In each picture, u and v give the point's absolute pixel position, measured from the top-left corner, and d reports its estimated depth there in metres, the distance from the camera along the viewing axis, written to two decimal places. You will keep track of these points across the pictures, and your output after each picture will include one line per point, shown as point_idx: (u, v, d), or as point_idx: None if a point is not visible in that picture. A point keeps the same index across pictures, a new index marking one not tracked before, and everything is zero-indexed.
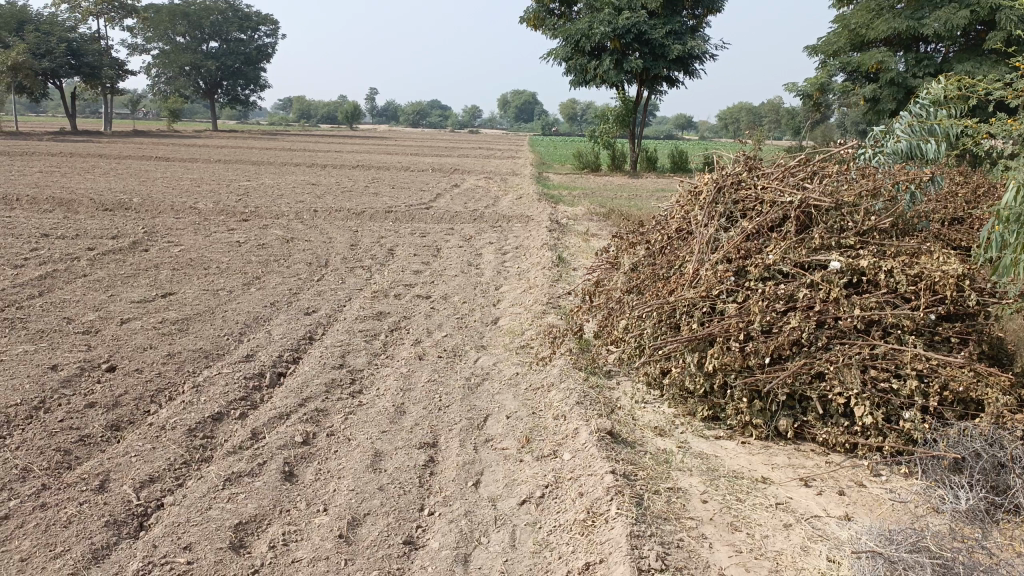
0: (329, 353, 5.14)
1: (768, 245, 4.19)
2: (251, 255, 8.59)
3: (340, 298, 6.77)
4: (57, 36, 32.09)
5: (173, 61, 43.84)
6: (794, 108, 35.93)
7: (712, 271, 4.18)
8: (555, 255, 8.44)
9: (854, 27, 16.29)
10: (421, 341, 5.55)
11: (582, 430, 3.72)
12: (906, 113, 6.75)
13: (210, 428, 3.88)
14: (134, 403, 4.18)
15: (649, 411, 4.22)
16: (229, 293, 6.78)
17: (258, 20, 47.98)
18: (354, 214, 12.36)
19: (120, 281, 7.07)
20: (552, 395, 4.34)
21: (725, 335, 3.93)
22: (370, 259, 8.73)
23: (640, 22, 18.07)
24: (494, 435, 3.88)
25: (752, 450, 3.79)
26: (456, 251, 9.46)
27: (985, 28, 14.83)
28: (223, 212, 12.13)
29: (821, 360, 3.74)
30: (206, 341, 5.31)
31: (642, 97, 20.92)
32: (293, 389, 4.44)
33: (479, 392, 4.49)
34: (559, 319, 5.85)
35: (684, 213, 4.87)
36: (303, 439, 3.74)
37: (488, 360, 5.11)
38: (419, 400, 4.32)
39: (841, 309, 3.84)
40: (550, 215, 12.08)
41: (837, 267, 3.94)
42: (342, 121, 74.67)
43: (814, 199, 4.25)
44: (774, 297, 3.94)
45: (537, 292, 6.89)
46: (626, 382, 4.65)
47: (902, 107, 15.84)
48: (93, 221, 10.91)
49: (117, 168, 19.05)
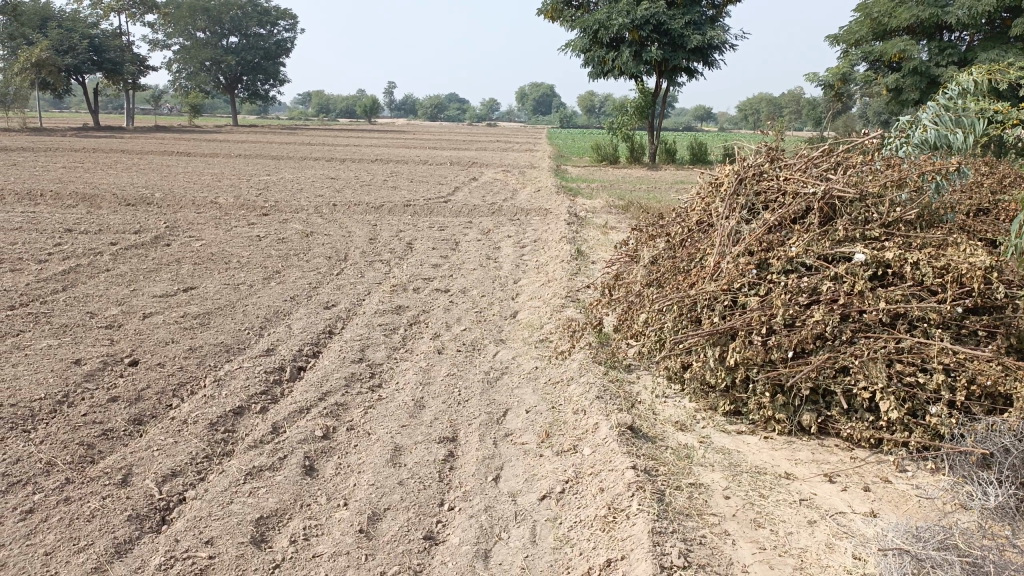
0: (349, 347, 5.15)
1: (791, 237, 4.13)
2: (271, 249, 8.63)
3: (359, 292, 6.78)
4: (80, 32, 32.42)
5: (193, 56, 44.15)
6: (815, 99, 35.54)
7: (734, 264, 4.13)
8: (574, 249, 8.40)
9: (877, 16, 16.05)
10: (440, 335, 5.55)
11: (602, 424, 3.69)
12: (931, 103, 6.63)
13: (231, 422, 3.89)
14: (156, 397, 4.21)
15: (670, 405, 4.18)
16: (249, 287, 6.81)
17: (278, 14, 48.16)
18: (373, 208, 12.39)
19: (142, 276, 7.13)
20: (572, 389, 4.31)
21: (747, 328, 3.89)
22: (389, 253, 8.74)
23: (659, 12, 17.92)
24: (514, 429, 3.86)
25: (775, 445, 3.75)
26: (475, 245, 9.46)
27: (1011, 15, 14.56)
28: (243, 206, 12.21)
29: (846, 354, 3.68)
30: (226, 335, 5.34)
31: (661, 88, 20.76)
32: (313, 383, 4.45)
33: (498, 386, 4.47)
34: (578, 313, 5.82)
35: (705, 205, 4.82)
36: (323, 433, 3.75)
37: (507, 354, 5.10)
38: (438, 394, 4.32)
39: (865, 302, 3.77)
40: (568, 208, 12.03)
41: (861, 259, 3.87)
42: (360, 115, 74.86)
43: (837, 190, 4.18)
44: (797, 290, 3.88)
45: (555, 285, 6.86)
46: (646, 376, 4.61)
47: (926, 97, 15.60)
48: (115, 216, 11.02)
49: (139, 163, 19.23)
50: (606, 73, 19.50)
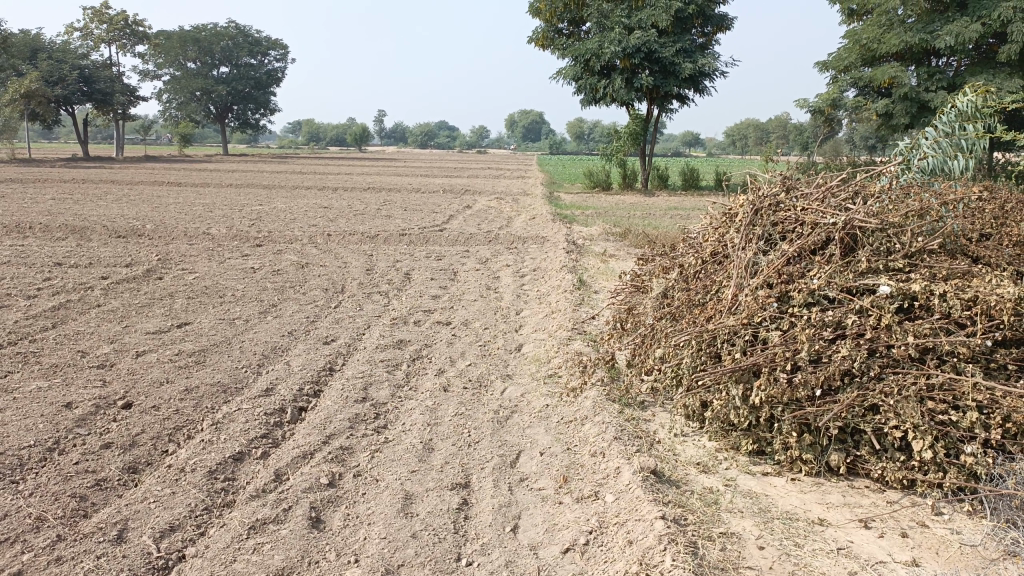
0: (352, 385, 4.97)
1: (811, 269, 4.02)
2: (266, 282, 8.46)
3: (359, 326, 6.61)
4: (70, 64, 32.49)
5: (183, 86, 44.23)
6: (803, 124, 35.90)
7: (753, 297, 4.00)
8: (576, 278, 8.27)
9: (865, 42, 16.13)
10: (444, 370, 5.38)
11: (624, 468, 3.53)
12: (933, 128, 6.58)
13: (231, 469, 3.70)
14: (152, 442, 4.01)
15: (690, 444, 4.02)
16: (246, 322, 6.63)
17: (268, 44, 48.38)
18: (368, 237, 12.26)
19: (135, 311, 6.94)
20: (587, 429, 4.14)
21: (771, 365, 3.75)
22: (387, 284, 8.58)
23: (650, 40, 18.00)
24: (529, 474, 3.68)
25: (803, 488, 3.59)
26: (474, 274, 9.32)
27: (997, 41, 14.71)
28: (236, 237, 12.05)
29: (875, 391, 3.54)
30: (223, 374, 5.15)
31: (653, 115, 20.82)
32: (317, 425, 4.26)
33: (509, 426, 4.30)
34: (586, 347, 5.67)
35: (719, 235, 4.71)
36: (329, 480, 3.55)
37: (516, 391, 4.93)
38: (448, 436, 4.13)
39: (892, 336, 3.63)
40: (566, 236, 11.92)
41: (887, 292, 3.75)
42: (350, 143, 75.08)
43: (859, 220, 4.07)
44: (821, 325, 3.74)
45: (560, 317, 6.71)
46: (662, 414, 4.45)
47: (916, 123, 15.61)
48: (106, 248, 10.84)
49: (129, 194, 19.05)
50: (598, 100, 19.54)
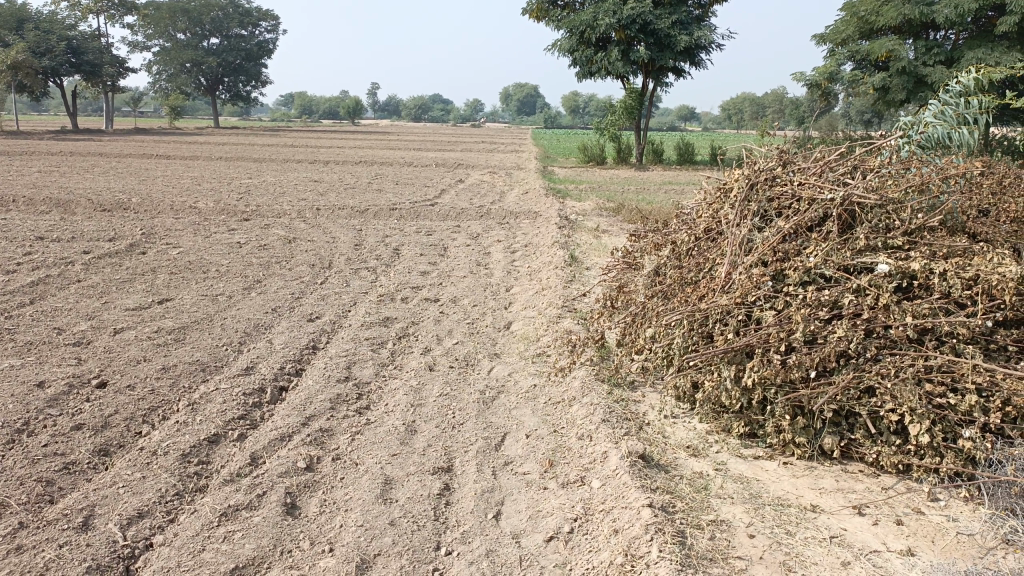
0: (335, 364, 4.83)
1: (807, 246, 3.89)
2: (252, 257, 8.30)
3: (344, 303, 6.47)
4: (57, 34, 31.92)
5: (173, 58, 43.56)
6: (800, 99, 35.61)
7: (747, 275, 3.88)
8: (568, 254, 8.12)
9: (864, 15, 15.86)
10: (431, 349, 5.24)
11: (612, 453, 3.42)
12: (935, 103, 6.40)
13: (205, 452, 3.58)
14: (125, 423, 3.89)
15: (680, 427, 3.91)
16: (228, 298, 6.47)
17: (259, 15, 47.64)
18: (358, 212, 12.07)
19: (115, 287, 6.77)
20: (575, 411, 4.03)
21: (764, 346, 3.63)
22: (375, 260, 8.42)
23: (646, 12, 17.69)
24: (514, 457, 3.57)
25: (796, 472, 3.48)
26: (464, 250, 9.16)
27: (996, 14, 14.47)
28: (223, 211, 11.84)
29: (871, 373, 3.43)
30: (202, 352, 5.01)
31: (648, 88, 20.53)
32: (297, 406, 4.13)
33: (495, 407, 4.17)
34: (576, 325, 5.54)
35: (713, 211, 4.57)
36: (306, 464, 3.43)
37: (503, 370, 4.80)
38: (431, 417, 4.01)
39: (890, 317, 3.51)
40: (558, 211, 11.74)
41: (885, 270, 3.63)
42: (344, 116, 74.35)
43: (857, 195, 3.93)
44: (816, 304, 3.63)
45: (550, 294, 6.57)
46: (652, 395, 4.33)
47: (914, 97, 15.40)
48: (90, 223, 10.63)
49: (117, 167, 18.77)
50: (593, 73, 19.26)
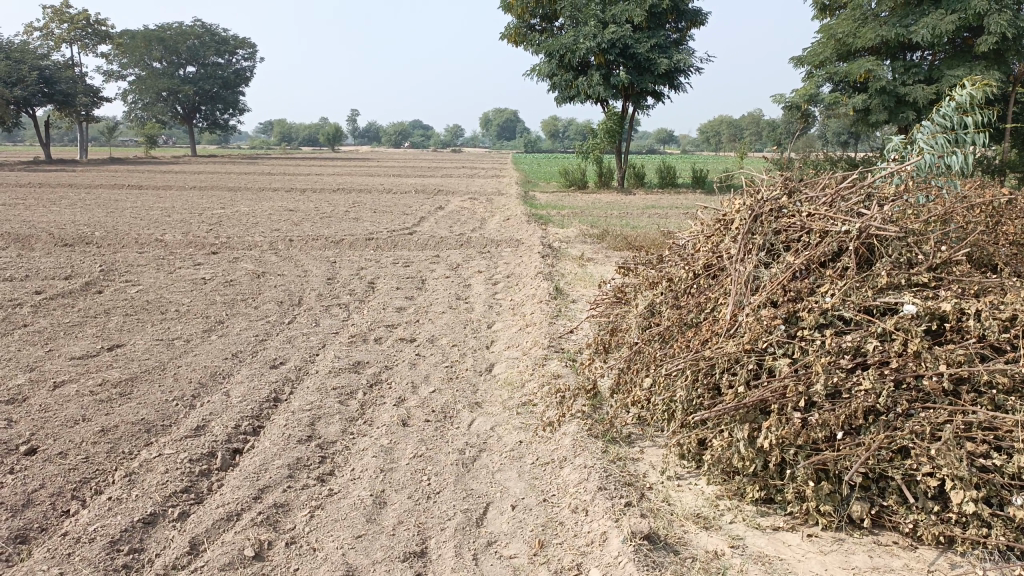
0: (296, 421, 4.32)
1: (822, 284, 3.49)
2: (215, 294, 7.79)
3: (312, 345, 5.97)
4: (29, 64, 31.35)
5: (149, 86, 43.07)
6: (778, 122, 35.76)
7: (756, 318, 3.45)
8: (552, 286, 7.70)
9: (841, 36, 15.72)
10: (405, 399, 4.74)
11: (612, 534, 2.96)
12: (928, 124, 6.08)
13: (138, 538, 3.09)
14: (51, 500, 3.37)
15: (686, 490, 3.45)
16: (185, 343, 5.95)
17: (236, 43, 47.40)
18: (333, 242, 11.60)
19: (63, 332, 6.25)
20: (565, 475, 3.57)
21: (781, 401, 3.20)
22: (347, 296, 7.93)
23: (626, 35, 17.49)
24: (499, 535, 3.10)
25: (823, 547, 3.01)
26: (443, 282, 8.71)
27: (973, 34, 14.36)
28: (191, 244, 11.32)
29: (903, 432, 3.00)
30: (150, 409, 4.50)
31: (629, 111, 20.29)
32: (249, 475, 3.63)
33: (476, 471, 3.70)
34: (564, 369, 5.07)
35: (712, 245, 4.17)
36: (255, 552, 2.95)
37: (485, 424, 4.32)
38: (404, 485, 3.53)
39: (921, 365, 3.11)
40: (541, 238, 11.33)
41: (912, 311, 3.23)
42: (324, 143, 73.96)
43: (876, 226, 3.54)
44: (837, 352, 3.22)
45: (535, 331, 6.13)
46: (652, 450, 3.87)
47: (895, 118, 15.17)
48: (48, 259, 10.07)
49: (85, 198, 18.18)
50: (573, 98, 19.00)
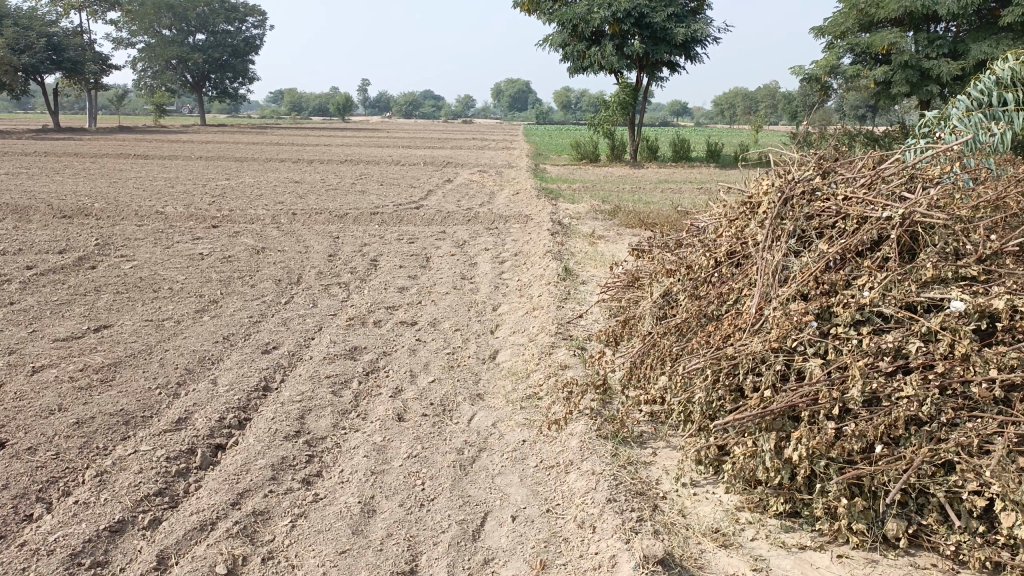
0: (284, 414, 4.03)
1: (859, 277, 3.16)
2: (212, 271, 7.51)
3: (308, 328, 5.68)
4: (37, 31, 30.94)
5: (158, 54, 42.60)
6: (793, 95, 35.16)
7: (784, 312, 3.14)
8: (561, 266, 7.38)
9: (863, 7, 15.08)
10: (402, 390, 4.45)
11: (622, 556, 2.68)
12: (963, 100, 5.67)
13: (103, 549, 2.82)
14: (14, 503, 3.11)
15: (704, 501, 3.15)
16: (175, 325, 5.68)
17: (246, 10, 46.78)
18: (337, 216, 11.27)
19: (50, 311, 5.99)
20: (571, 482, 3.28)
21: (811, 407, 2.89)
22: (349, 274, 7.64)
23: (641, 4, 16.93)
24: (497, 552, 2.82)
25: (854, 570, 2.71)
26: (448, 260, 8.40)
27: (999, 5, 13.77)
28: (192, 217, 11.03)
29: (949, 444, 2.68)
30: (130, 398, 4.23)
31: (642, 82, 19.74)
32: (229, 477, 3.35)
33: (475, 474, 3.41)
34: (572, 360, 4.76)
35: (736, 230, 3.84)
36: (227, 569, 2.68)
37: (486, 418, 4.04)
38: (396, 490, 3.24)
39: (969, 370, 2.78)
40: (551, 215, 10.97)
41: (961, 309, 2.89)
42: (333, 113, 73.22)
43: (920, 213, 3.20)
44: (875, 353, 2.90)
45: (542, 316, 5.81)
46: (665, 451, 3.57)
47: (916, 93, 14.58)
48: (45, 231, 9.82)
49: (90, 168, 17.88)
50: (586, 69, 18.47)
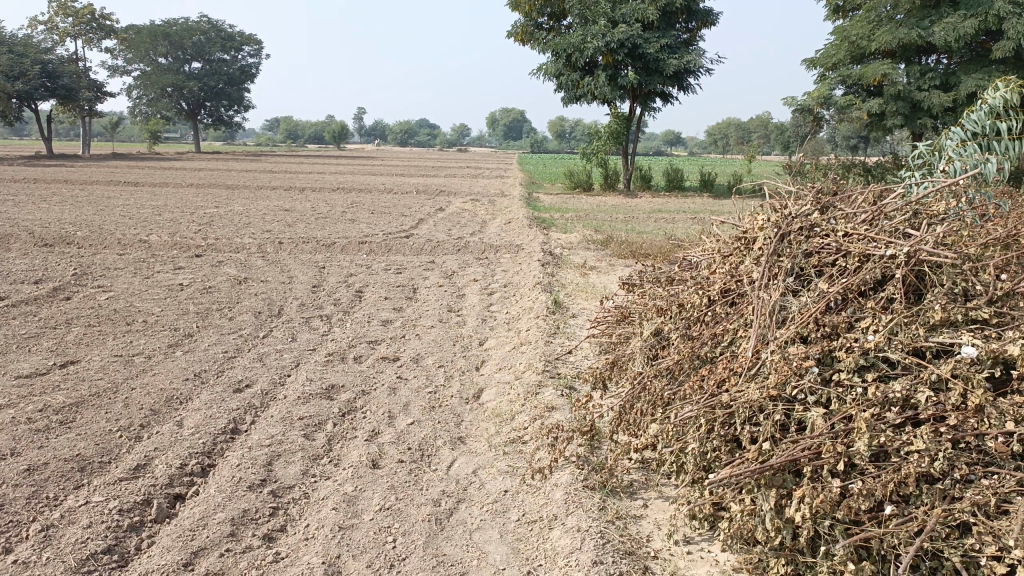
0: (251, 461, 3.77)
1: (862, 319, 2.95)
2: (190, 303, 7.27)
3: (285, 365, 5.44)
4: (32, 58, 30.89)
5: (153, 82, 42.61)
6: (786, 125, 35.39)
7: (783, 357, 2.92)
8: (550, 299, 7.16)
9: (854, 39, 15.10)
10: (379, 433, 4.21)
11: None
12: (959, 130, 5.51)
13: None
14: None
15: (698, 562, 2.91)
16: (145, 361, 5.42)
17: (242, 39, 47.00)
18: (324, 246, 11.06)
19: (15, 345, 5.73)
20: (555, 540, 3.05)
21: (814, 461, 2.67)
22: (332, 306, 7.41)
23: (635, 35, 16.91)
24: None
25: None
26: (435, 292, 8.18)
27: (990, 38, 13.78)
28: (176, 245, 10.81)
29: (964, 504, 2.46)
30: (88, 442, 3.97)
31: (635, 112, 19.71)
32: (184, 533, 3.10)
33: (451, 530, 3.16)
34: (559, 401, 4.53)
35: (731, 266, 3.63)
36: None
37: (467, 465, 3.80)
38: (364, 549, 2.99)
39: (984, 422, 2.56)
40: (542, 245, 10.79)
41: (973, 355, 2.68)
42: (328, 141, 73.43)
43: (927, 250, 2.99)
44: (881, 404, 2.68)
45: (529, 352, 5.59)
46: (656, 503, 3.34)
47: (909, 124, 14.56)
48: (23, 260, 9.57)
49: (77, 195, 17.66)
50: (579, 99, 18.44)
